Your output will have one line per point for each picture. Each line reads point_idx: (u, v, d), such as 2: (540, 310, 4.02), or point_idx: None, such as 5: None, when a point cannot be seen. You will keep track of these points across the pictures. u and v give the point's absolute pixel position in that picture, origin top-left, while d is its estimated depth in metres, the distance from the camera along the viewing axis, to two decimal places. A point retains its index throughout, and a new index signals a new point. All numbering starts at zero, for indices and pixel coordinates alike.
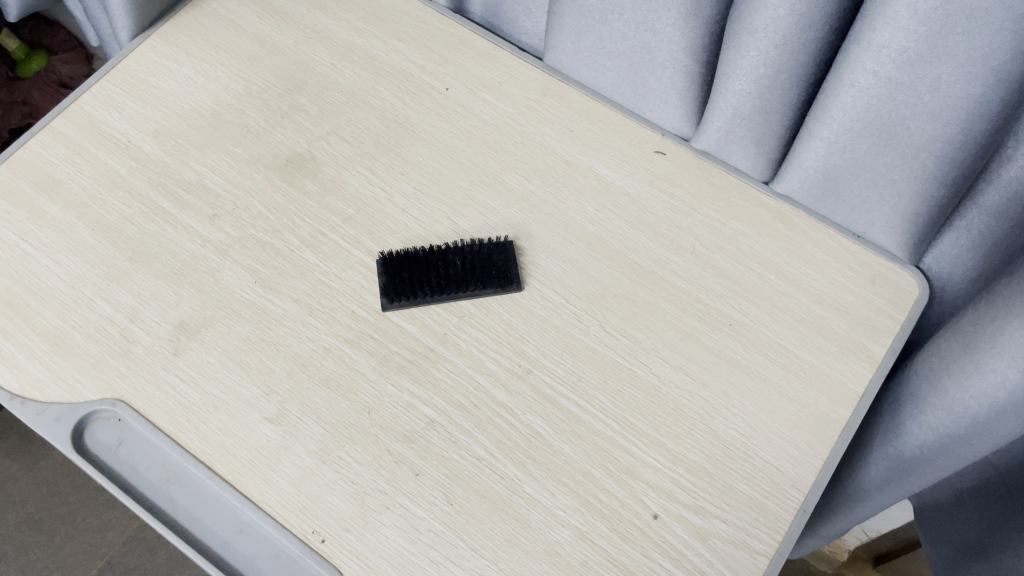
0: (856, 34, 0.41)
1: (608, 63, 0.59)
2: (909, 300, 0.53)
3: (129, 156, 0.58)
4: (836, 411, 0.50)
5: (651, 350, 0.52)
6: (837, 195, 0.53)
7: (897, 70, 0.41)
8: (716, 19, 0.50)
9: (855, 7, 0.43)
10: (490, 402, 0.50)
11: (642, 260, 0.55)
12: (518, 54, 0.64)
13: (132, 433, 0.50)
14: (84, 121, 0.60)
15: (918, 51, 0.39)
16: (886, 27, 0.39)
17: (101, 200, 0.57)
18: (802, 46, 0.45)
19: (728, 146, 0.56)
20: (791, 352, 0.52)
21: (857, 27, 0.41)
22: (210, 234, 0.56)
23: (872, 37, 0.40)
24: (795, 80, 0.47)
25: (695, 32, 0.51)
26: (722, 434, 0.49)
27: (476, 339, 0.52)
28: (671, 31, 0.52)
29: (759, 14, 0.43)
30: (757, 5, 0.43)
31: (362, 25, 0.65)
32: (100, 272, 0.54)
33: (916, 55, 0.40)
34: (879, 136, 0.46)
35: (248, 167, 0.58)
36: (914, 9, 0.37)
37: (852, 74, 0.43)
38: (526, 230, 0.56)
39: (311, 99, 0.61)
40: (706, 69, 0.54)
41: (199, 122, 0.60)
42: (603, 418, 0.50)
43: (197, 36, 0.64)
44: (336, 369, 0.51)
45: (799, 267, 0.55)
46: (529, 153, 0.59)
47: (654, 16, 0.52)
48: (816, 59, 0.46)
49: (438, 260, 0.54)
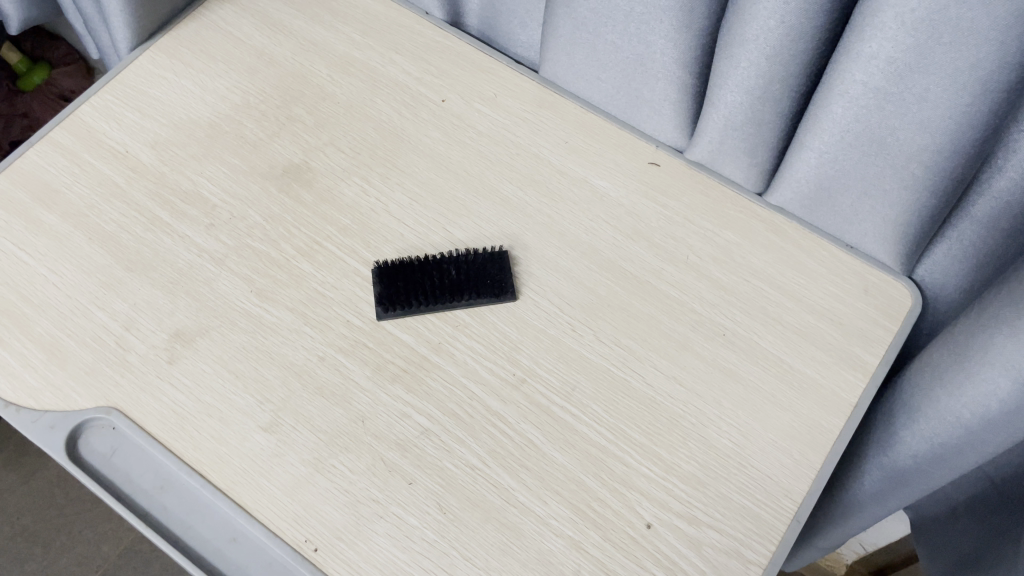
0: (845, 45, 0.41)
1: (602, 74, 0.59)
2: (902, 310, 0.53)
3: (126, 166, 0.59)
4: (829, 421, 0.50)
5: (644, 359, 0.52)
6: (829, 205, 0.54)
7: (886, 80, 0.41)
8: (709, 31, 0.50)
9: (845, 19, 0.43)
10: (484, 412, 0.50)
11: (636, 270, 0.55)
12: (515, 66, 0.64)
13: (126, 441, 0.50)
14: (83, 131, 0.60)
15: (907, 60, 0.40)
16: (874, 38, 0.39)
17: (99, 210, 0.57)
18: (792, 58, 0.45)
19: (721, 157, 0.56)
20: (784, 362, 0.52)
21: (846, 37, 0.41)
22: (206, 243, 0.56)
23: (862, 46, 0.40)
24: (787, 91, 0.48)
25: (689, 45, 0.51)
26: (715, 443, 0.50)
27: (470, 348, 0.52)
28: (665, 42, 0.52)
29: (749, 25, 0.44)
30: (747, 17, 0.43)
31: (360, 37, 0.66)
32: (97, 281, 0.54)
33: (906, 64, 0.40)
34: (870, 146, 0.46)
35: (244, 177, 0.59)
36: (901, 19, 0.38)
37: (841, 85, 0.43)
38: (521, 240, 0.56)
39: (309, 111, 0.62)
40: (699, 81, 0.54)
41: (197, 132, 0.60)
42: (596, 428, 0.50)
43: (196, 48, 0.64)
44: (330, 377, 0.51)
45: (793, 277, 0.55)
46: (525, 163, 0.60)
47: (647, 28, 0.52)
48: (807, 71, 0.46)
49: (433, 269, 0.54)
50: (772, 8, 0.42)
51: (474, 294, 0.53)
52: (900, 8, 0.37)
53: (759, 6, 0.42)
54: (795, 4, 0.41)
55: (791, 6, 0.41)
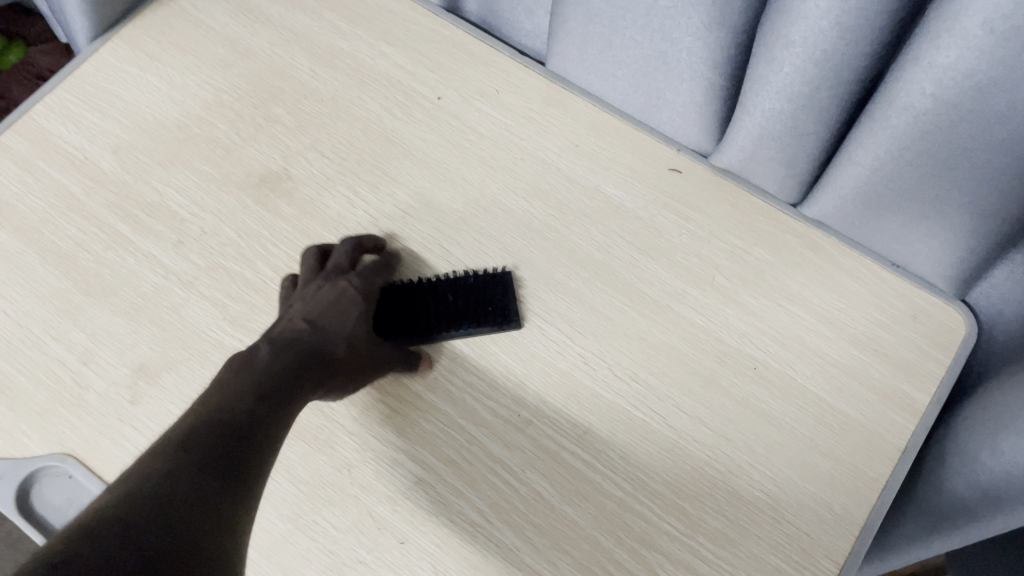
0: (914, 52, 0.35)
1: (618, 71, 0.51)
2: (955, 340, 0.47)
3: (85, 175, 0.53)
4: (874, 469, 0.44)
5: (665, 398, 0.46)
6: (877, 224, 0.47)
7: (965, 85, 0.34)
8: (746, 26, 0.41)
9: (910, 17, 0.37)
10: (485, 459, 0.45)
11: (656, 294, 0.49)
12: (519, 59, 0.57)
13: (83, 492, 0.44)
14: (37, 134, 0.54)
15: (995, 63, 0.32)
16: (953, 46, 0.33)
17: (54, 225, 0.51)
18: (846, 65, 0.38)
19: (753, 167, 0.50)
20: (823, 401, 0.46)
21: (915, 43, 0.35)
22: (174, 264, 0.50)
23: (940, 44, 0.33)
24: (837, 100, 0.41)
25: (718, 57, 0.44)
26: (746, 495, 0.44)
27: (469, 384, 0.47)
28: (692, 41, 0.44)
29: (797, 26, 0.37)
30: (796, 16, 0.36)
31: (345, 25, 0.58)
32: (52, 307, 0.48)
33: (992, 68, 0.33)
34: (932, 165, 0.40)
35: (216, 187, 0.52)
36: (989, 28, 0.31)
37: (906, 97, 0.37)
38: (525, 259, 0.51)
39: (289, 110, 0.55)
40: (731, 84, 0.46)
41: (163, 135, 0.54)
42: (612, 478, 0.44)
43: (163, 38, 0.58)
44: (312, 419, 0.46)
45: (831, 302, 0.49)
46: (530, 171, 0.53)
47: (673, 24, 0.44)
48: (862, 79, 0.39)
49: (432, 295, 0.49)
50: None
51: (473, 322, 0.48)
52: (989, 15, 0.31)
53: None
54: (855, 4, 0.34)
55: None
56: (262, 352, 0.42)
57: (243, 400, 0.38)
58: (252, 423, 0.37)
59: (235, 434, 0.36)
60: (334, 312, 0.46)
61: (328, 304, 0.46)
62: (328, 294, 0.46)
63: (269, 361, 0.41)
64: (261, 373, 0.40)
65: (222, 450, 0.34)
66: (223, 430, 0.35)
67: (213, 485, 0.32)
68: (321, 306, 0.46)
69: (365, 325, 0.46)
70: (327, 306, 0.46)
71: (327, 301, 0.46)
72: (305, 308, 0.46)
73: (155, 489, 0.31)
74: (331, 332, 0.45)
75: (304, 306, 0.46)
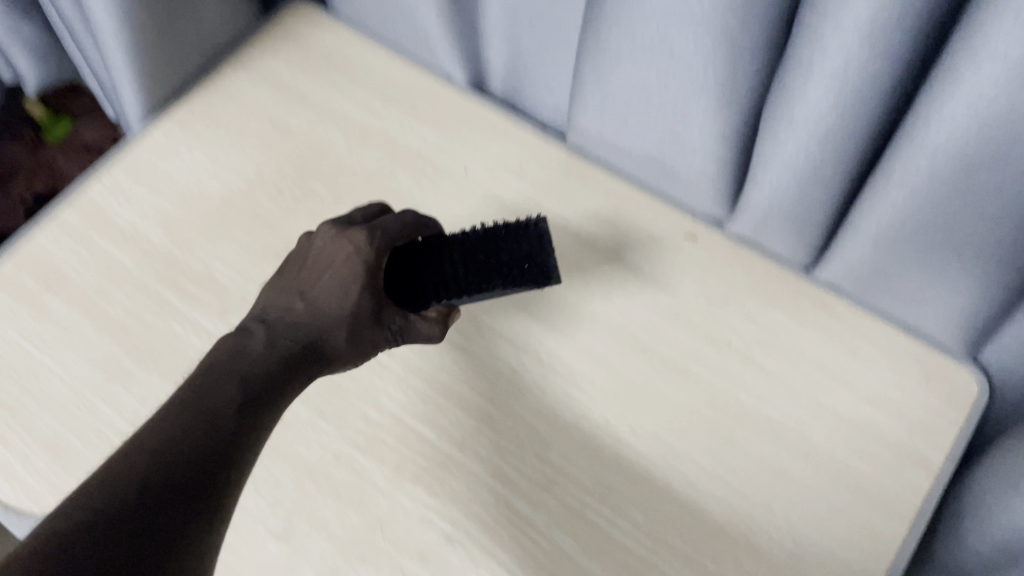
0: (907, 132, 0.38)
1: (634, 147, 0.55)
2: (969, 399, 0.49)
3: (137, 248, 0.56)
4: (891, 527, 0.46)
5: (686, 457, 0.48)
6: (886, 286, 0.50)
7: (948, 173, 0.38)
8: (753, 109, 0.45)
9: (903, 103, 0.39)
10: (511, 518, 0.47)
11: (673, 358, 0.51)
12: (542, 134, 0.60)
13: None
14: (93, 210, 0.58)
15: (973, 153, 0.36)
16: (940, 127, 0.36)
17: (107, 295, 0.54)
18: (847, 144, 0.41)
19: (766, 233, 0.52)
20: (838, 458, 0.48)
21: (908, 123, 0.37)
22: (217, 330, 0.53)
23: (920, 141, 0.37)
24: (839, 177, 0.44)
25: (733, 141, 0.47)
26: (766, 553, 0.45)
27: (495, 443, 0.49)
28: (704, 121, 0.47)
29: (800, 107, 0.40)
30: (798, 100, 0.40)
31: (378, 105, 0.62)
32: (104, 372, 0.52)
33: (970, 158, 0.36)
34: (930, 235, 0.43)
35: (256, 258, 0.56)
36: (973, 111, 0.34)
37: (902, 172, 0.39)
38: (551, 321, 0.53)
39: (326, 184, 0.59)
40: (740, 161, 0.49)
41: (209, 211, 0.58)
42: (635, 535, 0.46)
43: (211, 120, 0.62)
44: (347, 478, 0.48)
45: (845, 363, 0.50)
46: (552, 237, 0.56)
47: (685, 107, 0.47)
48: (863, 158, 0.42)
49: (451, 247, 0.48)
50: (825, 96, 0.38)
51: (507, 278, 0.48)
52: (974, 98, 0.33)
53: (809, 94, 0.39)
54: (852, 88, 0.37)
55: (843, 96, 0.38)
56: (248, 349, 0.40)
57: (222, 403, 0.37)
58: (232, 428, 0.36)
59: (211, 443, 0.35)
60: (331, 291, 0.44)
61: (322, 307, 0.43)
62: (336, 251, 0.45)
63: (255, 360, 0.40)
64: (244, 377, 0.38)
65: (196, 461, 0.34)
66: (199, 438, 0.35)
67: (181, 507, 0.32)
68: (323, 308, 0.43)
69: (370, 300, 0.44)
70: (320, 309, 0.43)
71: (321, 276, 0.45)
72: (303, 283, 0.45)
73: (118, 510, 0.30)
74: (326, 323, 0.43)
75: (297, 293, 0.44)
